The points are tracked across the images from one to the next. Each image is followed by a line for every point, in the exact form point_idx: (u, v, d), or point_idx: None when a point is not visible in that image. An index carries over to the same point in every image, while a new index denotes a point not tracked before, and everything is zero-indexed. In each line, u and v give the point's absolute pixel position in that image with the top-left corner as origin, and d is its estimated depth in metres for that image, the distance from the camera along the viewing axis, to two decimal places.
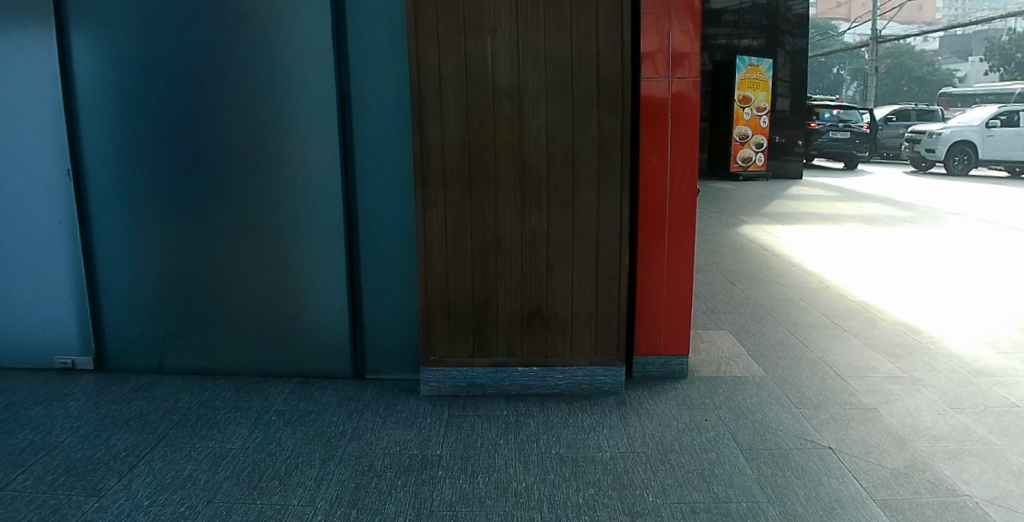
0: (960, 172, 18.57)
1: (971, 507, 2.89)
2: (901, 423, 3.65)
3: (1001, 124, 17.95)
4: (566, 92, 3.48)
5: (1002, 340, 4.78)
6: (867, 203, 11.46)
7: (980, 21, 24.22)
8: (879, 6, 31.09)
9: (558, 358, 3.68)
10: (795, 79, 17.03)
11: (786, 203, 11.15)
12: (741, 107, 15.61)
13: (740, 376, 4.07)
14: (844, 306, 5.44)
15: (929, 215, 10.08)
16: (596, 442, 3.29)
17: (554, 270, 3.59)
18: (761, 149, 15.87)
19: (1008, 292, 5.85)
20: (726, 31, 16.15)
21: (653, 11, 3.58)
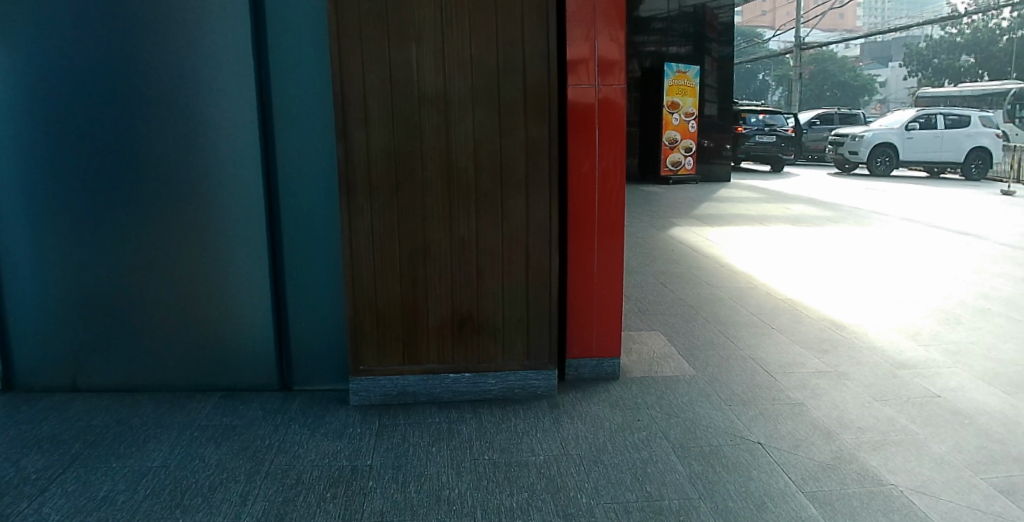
0: (881, 172, 20.30)
1: (896, 495, 2.99)
2: (827, 416, 3.75)
3: (920, 127, 19.89)
4: (493, 99, 3.47)
5: (921, 332, 5.00)
6: (794, 203, 11.87)
7: (898, 28, 25.38)
8: (804, 13, 32.21)
9: (491, 364, 3.67)
10: (723, 86, 17.28)
11: (718, 205, 11.38)
12: (670, 113, 15.79)
13: (672, 376, 4.12)
14: (771, 304, 5.58)
15: (853, 216, 10.31)
16: (529, 446, 3.30)
17: (485, 276, 3.57)
18: (690, 154, 16.18)
19: (924, 286, 6.14)
20: (654, 39, 16.35)
21: (579, 18, 3.60)
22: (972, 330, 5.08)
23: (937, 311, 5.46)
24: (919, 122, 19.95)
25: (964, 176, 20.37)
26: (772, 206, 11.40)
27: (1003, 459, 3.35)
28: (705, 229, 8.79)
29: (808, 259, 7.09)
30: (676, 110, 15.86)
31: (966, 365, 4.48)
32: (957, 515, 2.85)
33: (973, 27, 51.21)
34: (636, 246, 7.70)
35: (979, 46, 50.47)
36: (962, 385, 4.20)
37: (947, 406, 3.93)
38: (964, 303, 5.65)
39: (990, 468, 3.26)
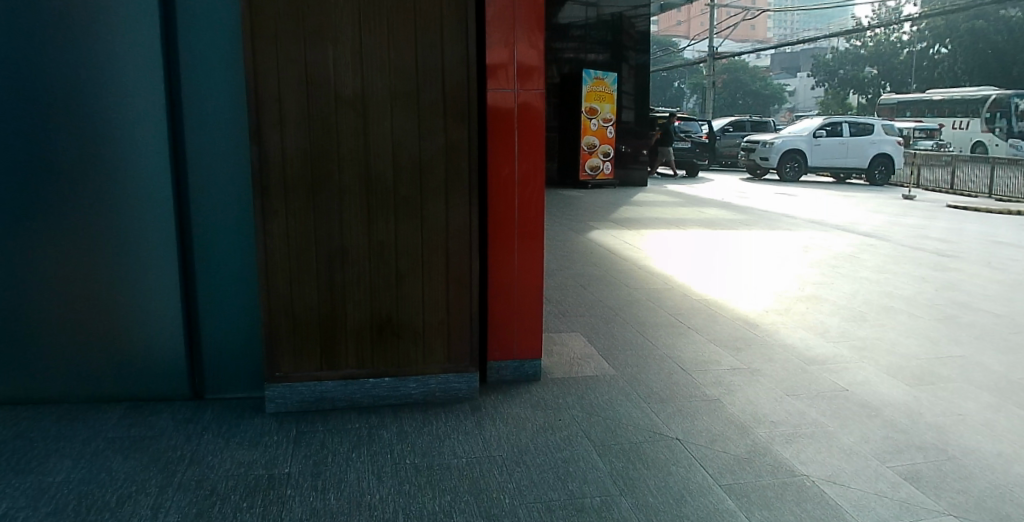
0: (792, 178, 21.53)
1: (808, 485, 3.14)
2: (741, 411, 3.90)
3: (826, 135, 21.20)
4: (412, 102, 3.48)
5: (830, 329, 5.27)
6: (707, 207, 12.29)
7: (803, 40, 26.66)
8: (716, 24, 33.42)
9: (412, 368, 3.67)
10: (639, 93, 17.44)
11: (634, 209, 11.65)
12: (588, 118, 16.16)
13: (592, 376, 4.20)
14: (688, 304, 5.75)
15: (764, 219, 10.77)
16: (451, 449, 3.31)
17: (405, 280, 3.57)
18: (608, 158, 16.73)
19: (830, 284, 6.47)
20: (573, 46, 16.41)
21: (498, 23, 3.65)
22: (876, 326, 5.39)
23: (844, 308, 5.76)
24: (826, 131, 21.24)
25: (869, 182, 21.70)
26: (684, 209, 11.76)
27: (906, 447, 3.57)
28: (622, 232, 8.98)
29: (721, 260, 7.36)
30: (593, 115, 16.22)
31: (872, 359, 4.75)
32: (863, 502, 3.01)
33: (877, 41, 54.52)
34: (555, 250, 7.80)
35: (884, 58, 53.53)
36: (868, 378, 4.44)
37: (854, 398, 4.15)
38: (869, 301, 5.98)
39: (894, 457, 3.46)
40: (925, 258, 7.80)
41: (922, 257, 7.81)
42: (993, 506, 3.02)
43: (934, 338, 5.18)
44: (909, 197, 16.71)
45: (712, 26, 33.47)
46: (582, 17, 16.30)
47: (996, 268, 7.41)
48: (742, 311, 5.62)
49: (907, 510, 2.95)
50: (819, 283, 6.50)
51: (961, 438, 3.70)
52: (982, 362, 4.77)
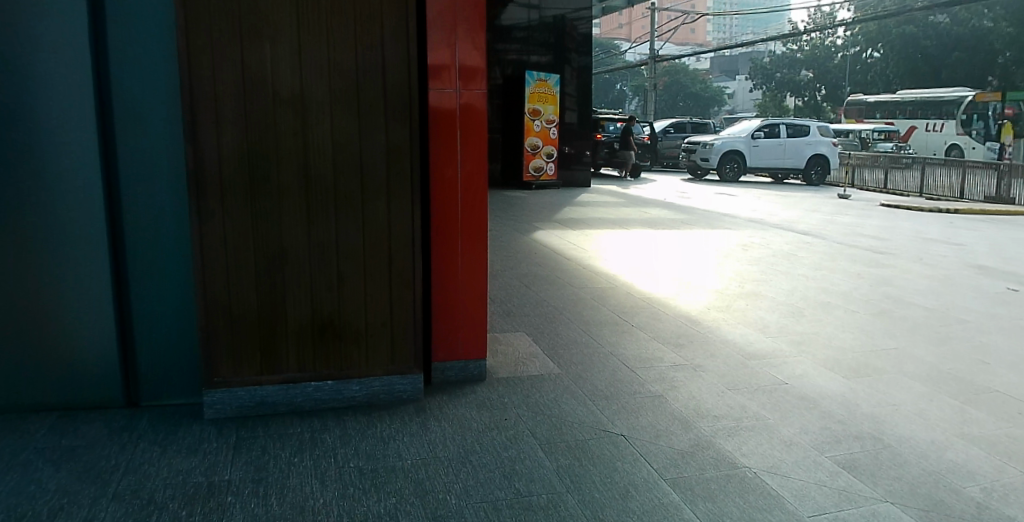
0: (731, 179, 22.20)
1: (750, 477, 3.23)
2: (684, 406, 3.99)
3: (765, 136, 21.88)
4: (352, 102, 3.46)
5: (769, 325, 5.43)
6: (650, 207, 12.49)
7: (741, 44, 27.39)
8: (657, 28, 34.00)
9: (354, 371, 3.65)
10: (582, 94, 17.66)
11: (576, 210, 11.69)
12: (531, 119, 16.21)
13: (537, 375, 4.24)
14: (631, 302, 5.85)
15: (705, 218, 11.04)
16: (396, 451, 3.30)
17: (345, 281, 3.55)
18: (551, 160, 16.74)
19: (768, 281, 6.67)
20: (516, 47, 16.56)
21: (440, 23, 3.64)
22: (813, 321, 5.57)
23: (783, 304, 5.94)
24: (764, 132, 21.91)
25: (807, 182, 22.50)
26: (628, 209, 11.93)
27: (844, 438, 3.70)
28: (563, 233, 9.04)
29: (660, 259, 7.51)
30: (536, 116, 16.29)
31: (809, 352, 4.91)
32: (803, 492, 3.12)
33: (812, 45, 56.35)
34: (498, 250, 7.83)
35: (819, 61, 55.16)
36: (806, 372, 4.59)
37: (793, 392, 4.28)
38: (807, 297, 6.19)
39: (833, 447, 3.59)
40: (860, 254, 8.11)
41: (857, 254, 8.11)
42: (926, 492, 3.17)
43: (869, 331, 5.39)
44: (847, 195, 17.42)
45: (655, 30, 33.94)
46: (525, 18, 16.51)
47: (927, 263, 7.75)
48: (684, 308, 5.75)
49: (846, 499, 3.07)
50: (759, 281, 6.69)
51: (896, 427, 3.86)
52: (915, 354, 4.99)
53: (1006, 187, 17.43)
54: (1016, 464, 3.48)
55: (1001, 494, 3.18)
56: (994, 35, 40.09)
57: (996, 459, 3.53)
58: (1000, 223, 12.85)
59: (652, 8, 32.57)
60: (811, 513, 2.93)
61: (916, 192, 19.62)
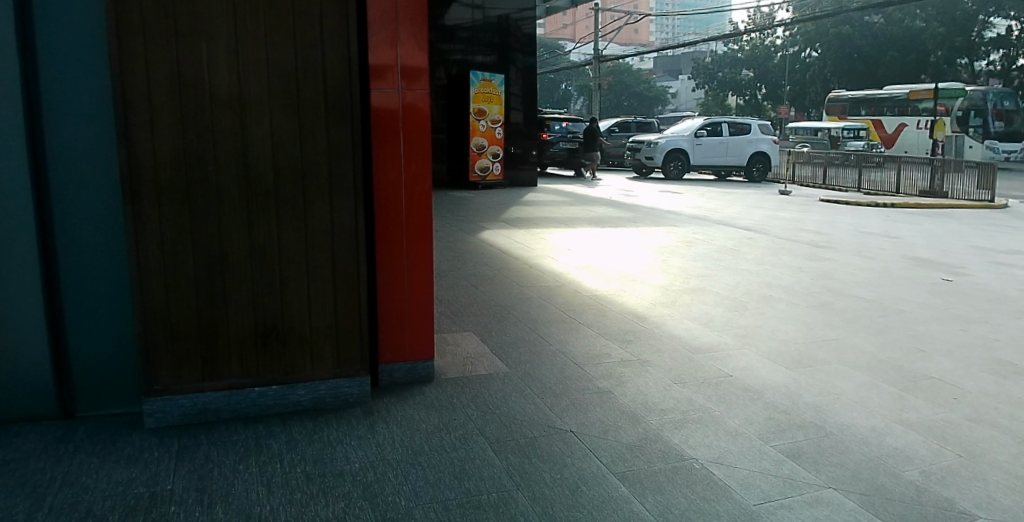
0: (675, 176, 22.59)
1: (697, 468, 3.32)
2: (633, 401, 4.05)
3: (706, 134, 22.29)
4: (292, 102, 3.42)
5: (713, 318, 5.57)
6: (597, 206, 12.60)
7: (684, 44, 27.85)
8: (602, 28, 34.28)
9: (299, 375, 3.62)
10: (528, 95, 17.70)
11: (524, 210, 11.72)
12: (476, 119, 16.14)
13: (485, 375, 4.26)
14: (579, 300, 5.93)
15: (649, 216, 11.21)
16: (344, 455, 3.29)
17: (289, 284, 3.51)
18: (498, 160, 16.93)
19: (709, 277, 6.81)
20: (461, 48, 16.61)
21: (381, 22, 3.62)
22: (755, 314, 5.73)
23: (727, 299, 6.09)
24: (706, 131, 22.32)
25: (748, 179, 23.15)
26: (574, 208, 12.03)
27: (787, 427, 3.83)
28: (509, 232, 9.06)
29: (605, 257, 7.61)
30: (482, 116, 16.24)
31: (752, 345, 5.05)
32: (749, 481, 3.22)
33: (753, 44, 57.59)
34: (444, 249, 7.81)
35: (758, 61, 56.47)
36: (750, 364, 4.72)
37: (737, 383, 4.39)
38: (750, 292, 6.35)
39: (777, 436, 3.71)
40: (802, 249, 8.35)
41: (799, 249, 8.34)
42: (867, 477, 3.30)
43: (810, 323, 5.57)
44: (785, 192, 18.00)
45: (598, 31, 34.07)
46: (468, 19, 16.49)
47: (864, 256, 8.03)
48: (631, 304, 5.86)
49: (790, 486, 3.18)
50: (703, 276, 6.83)
51: (838, 415, 4.00)
52: (854, 344, 5.18)
53: (939, 181, 18.22)
54: (951, 447, 3.66)
55: (938, 476, 3.34)
56: (927, 35, 41.59)
57: (933, 443, 3.70)
58: (931, 216, 13.42)
59: (596, 9, 32.66)
60: (757, 501, 3.03)
61: (854, 188, 20.43)
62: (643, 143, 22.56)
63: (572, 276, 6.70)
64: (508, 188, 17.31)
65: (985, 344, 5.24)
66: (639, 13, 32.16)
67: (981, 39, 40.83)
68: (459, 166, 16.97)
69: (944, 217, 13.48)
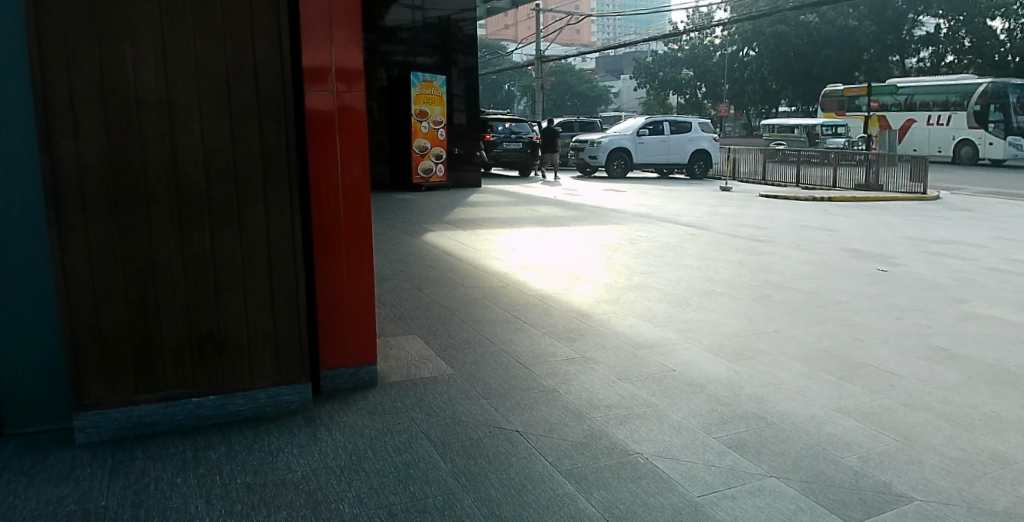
0: (619, 176, 22.83)
1: (642, 462, 3.38)
2: (578, 398, 4.08)
3: (649, 133, 22.68)
4: (223, 105, 3.34)
5: (657, 315, 5.67)
6: (541, 205, 12.67)
7: (625, 44, 28.26)
8: (542, 28, 34.40)
9: (237, 385, 3.56)
10: (470, 95, 17.64)
11: (468, 211, 11.67)
12: (417, 120, 16.11)
13: (429, 377, 4.26)
14: (524, 300, 5.96)
15: (594, 214, 11.31)
16: (286, 464, 3.24)
17: (224, 292, 3.45)
18: (440, 161, 16.70)
19: (651, 274, 6.90)
20: (402, 49, 16.51)
21: (314, 24, 3.57)
22: (698, 309, 5.85)
23: (670, 295, 6.20)
24: (648, 129, 22.72)
25: (690, 175, 23.62)
26: (519, 208, 12.06)
27: (730, 418, 3.92)
28: (453, 234, 9.01)
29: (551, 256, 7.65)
30: (424, 118, 16.21)
31: (695, 339, 5.16)
32: (693, 473, 3.29)
33: (692, 44, 58.52)
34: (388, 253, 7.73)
35: (700, 60, 57.47)
36: (693, 358, 4.81)
37: (681, 378, 4.46)
38: (693, 287, 6.48)
39: (719, 428, 3.79)
40: (743, 244, 8.56)
41: (740, 244, 8.55)
42: (808, 465, 3.41)
43: (752, 316, 5.71)
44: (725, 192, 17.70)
45: (540, 31, 34.04)
46: (409, 20, 16.43)
47: (803, 250, 8.28)
48: (576, 302, 5.93)
49: (734, 477, 3.26)
50: (647, 273, 6.93)
51: (779, 404, 4.12)
52: (794, 335, 5.33)
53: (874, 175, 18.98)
54: (888, 432, 3.81)
55: (876, 461, 3.47)
56: (860, 34, 43.01)
57: (870, 429, 3.84)
58: (863, 209, 13.94)
59: (535, 10, 32.64)
60: (702, 493, 3.10)
61: (795, 184, 21.06)
62: (586, 143, 22.79)
63: (518, 276, 6.72)
64: (451, 189, 17.14)
65: (918, 331, 5.47)
66: (580, 14, 32.39)
67: (911, 37, 42.70)
68: (402, 168, 16.79)
69: (880, 209, 14.02)
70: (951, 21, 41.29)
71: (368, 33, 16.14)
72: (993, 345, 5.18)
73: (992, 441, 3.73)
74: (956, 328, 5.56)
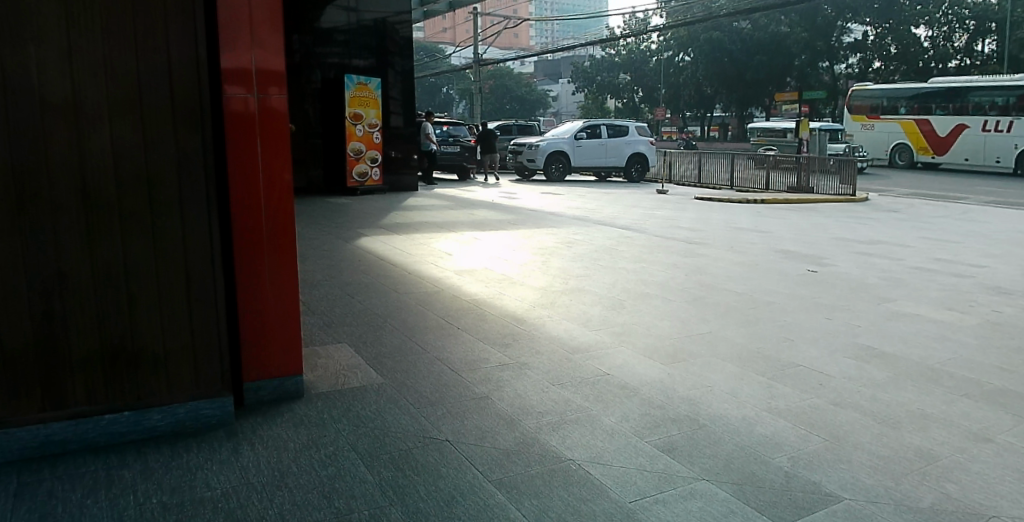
0: (557, 178, 22.90)
1: (575, 469, 3.36)
2: (511, 405, 4.05)
3: (586, 136, 22.87)
4: (134, 108, 3.19)
5: (591, 318, 5.68)
6: (478, 209, 12.64)
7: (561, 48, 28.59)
8: (481, 32, 34.35)
9: (155, 399, 3.42)
10: (407, 97, 17.51)
11: (405, 215, 11.50)
12: (353, 123, 15.92)
13: (359, 387, 4.17)
14: (458, 305, 5.90)
15: (531, 218, 11.31)
16: (205, 481, 3.11)
17: (137, 305, 3.30)
18: (375, 165, 16.54)
19: (584, 278, 6.89)
20: (337, 50, 16.31)
21: (231, 25, 3.45)
22: (632, 312, 5.90)
23: (605, 298, 6.23)
24: (586, 133, 22.90)
25: (627, 179, 23.90)
26: (456, 212, 11.97)
27: (662, 421, 3.94)
28: (387, 239, 8.84)
29: (483, 261, 7.60)
30: (358, 121, 16.02)
31: (629, 342, 5.19)
32: (626, 479, 3.29)
33: (628, 48, 58.86)
34: (318, 259, 7.52)
35: (638, 66, 58.39)
36: (626, 361, 4.83)
37: (615, 381, 4.47)
38: (628, 289, 6.53)
39: (652, 431, 3.81)
40: (678, 246, 8.67)
41: (674, 246, 8.69)
42: (739, 466, 3.45)
43: (685, 318, 5.78)
44: (663, 192, 18.46)
45: (478, 34, 33.99)
46: (345, 22, 16.18)
47: (737, 251, 8.43)
48: (511, 307, 5.89)
49: (666, 481, 3.28)
50: (583, 277, 6.94)
51: (711, 406, 4.16)
52: (726, 336, 5.41)
53: (805, 178, 19.47)
54: (817, 432, 3.88)
55: (805, 461, 3.53)
56: (791, 40, 44.28)
57: (800, 429, 3.91)
58: (795, 211, 14.34)
59: (474, 13, 32.56)
60: (634, 499, 3.10)
61: (729, 187, 21.61)
62: (526, 146, 22.83)
63: (452, 282, 6.65)
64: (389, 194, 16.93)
65: (847, 330, 5.61)
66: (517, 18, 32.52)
67: (839, 44, 44.44)
68: (337, 172, 16.51)
69: (809, 210, 14.49)
70: (878, 28, 43.59)
71: (304, 36, 15.91)
72: (918, 343, 5.38)
73: (917, 438, 3.84)
74: (882, 326, 5.74)
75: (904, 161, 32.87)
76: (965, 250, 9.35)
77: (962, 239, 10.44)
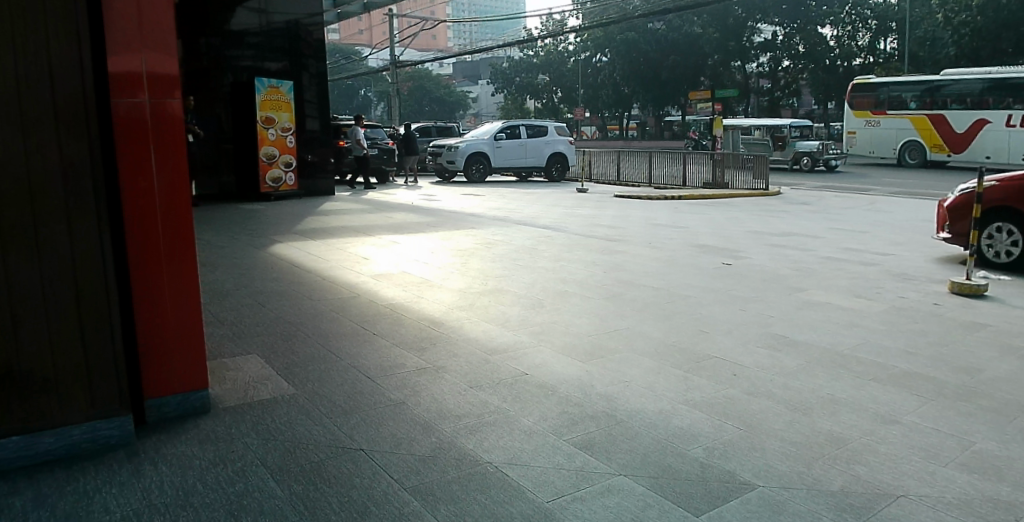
0: (478, 179, 22.80)
1: (492, 472, 3.36)
2: (428, 410, 4.02)
3: (506, 137, 22.99)
4: (12, 115, 3.01)
5: (512, 319, 5.69)
6: (395, 212, 12.52)
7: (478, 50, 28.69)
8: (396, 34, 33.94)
9: (46, 422, 3.25)
10: (322, 100, 17.22)
11: (323, 221, 11.22)
12: (264, 128, 15.52)
13: (269, 399, 4.07)
14: (374, 311, 5.81)
15: (450, 220, 11.25)
16: (102, 505, 2.96)
17: (22, 323, 3.12)
18: (290, 169, 16.16)
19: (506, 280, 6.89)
20: (249, 54, 15.89)
21: (118, 26, 3.31)
22: (552, 310, 5.95)
23: (524, 298, 6.27)
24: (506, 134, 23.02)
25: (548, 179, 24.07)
26: (375, 216, 11.78)
27: (581, 418, 3.98)
28: (300, 246, 8.60)
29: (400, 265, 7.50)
30: (270, 125, 15.64)
31: (547, 342, 5.22)
32: (544, 478, 3.31)
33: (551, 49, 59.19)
34: (227, 269, 7.24)
35: (559, 67, 58.88)
36: (545, 360, 4.86)
37: (532, 381, 4.50)
38: (546, 289, 6.57)
39: (571, 429, 3.84)
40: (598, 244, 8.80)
41: (594, 244, 8.79)
42: (655, 459, 3.51)
43: (603, 315, 5.86)
44: (583, 191, 18.79)
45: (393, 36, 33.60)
46: (256, 24, 15.83)
47: (655, 248, 8.60)
48: (427, 310, 5.85)
49: (584, 478, 3.31)
50: (504, 278, 6.95)
51: (628, 402, 4.22)
52: (643, 331, 5.51)
53: (720, 175, 20.25)
54: (731, 422, 3.99)
55: (721, 451, 3.62)
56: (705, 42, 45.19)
57: (715, 420, 4.01)
58: (712, 206, 14.74)
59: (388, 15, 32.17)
60: (551, 498, 3.12)
61: (648, 184, 22.02)
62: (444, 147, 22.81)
63: (369, 287, 6.56)
64: (304, 198, 16.50)
65: (762, 321, 5.79)
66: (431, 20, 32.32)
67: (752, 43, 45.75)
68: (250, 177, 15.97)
69: (726, 205, 14.93)
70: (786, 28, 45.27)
71: (211, 38, 15.53)
72: (829, 330, 5.59)
73: (828, 422, 4.00)
74: (795, 315, 5.95)
75: (914, 160, 31.52)
76: (876, 239, 9.77)
77: (871, 228, 10.93)
